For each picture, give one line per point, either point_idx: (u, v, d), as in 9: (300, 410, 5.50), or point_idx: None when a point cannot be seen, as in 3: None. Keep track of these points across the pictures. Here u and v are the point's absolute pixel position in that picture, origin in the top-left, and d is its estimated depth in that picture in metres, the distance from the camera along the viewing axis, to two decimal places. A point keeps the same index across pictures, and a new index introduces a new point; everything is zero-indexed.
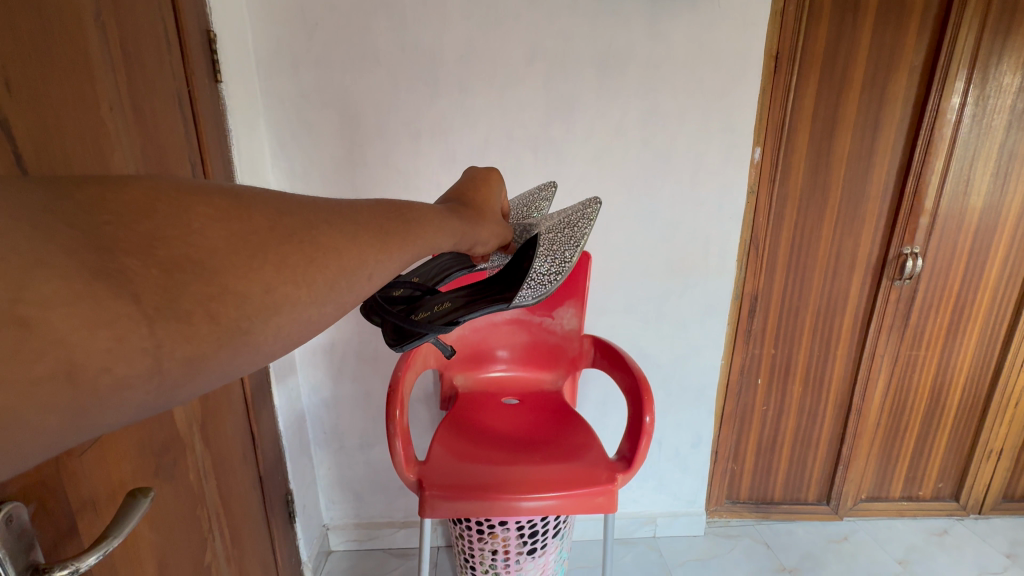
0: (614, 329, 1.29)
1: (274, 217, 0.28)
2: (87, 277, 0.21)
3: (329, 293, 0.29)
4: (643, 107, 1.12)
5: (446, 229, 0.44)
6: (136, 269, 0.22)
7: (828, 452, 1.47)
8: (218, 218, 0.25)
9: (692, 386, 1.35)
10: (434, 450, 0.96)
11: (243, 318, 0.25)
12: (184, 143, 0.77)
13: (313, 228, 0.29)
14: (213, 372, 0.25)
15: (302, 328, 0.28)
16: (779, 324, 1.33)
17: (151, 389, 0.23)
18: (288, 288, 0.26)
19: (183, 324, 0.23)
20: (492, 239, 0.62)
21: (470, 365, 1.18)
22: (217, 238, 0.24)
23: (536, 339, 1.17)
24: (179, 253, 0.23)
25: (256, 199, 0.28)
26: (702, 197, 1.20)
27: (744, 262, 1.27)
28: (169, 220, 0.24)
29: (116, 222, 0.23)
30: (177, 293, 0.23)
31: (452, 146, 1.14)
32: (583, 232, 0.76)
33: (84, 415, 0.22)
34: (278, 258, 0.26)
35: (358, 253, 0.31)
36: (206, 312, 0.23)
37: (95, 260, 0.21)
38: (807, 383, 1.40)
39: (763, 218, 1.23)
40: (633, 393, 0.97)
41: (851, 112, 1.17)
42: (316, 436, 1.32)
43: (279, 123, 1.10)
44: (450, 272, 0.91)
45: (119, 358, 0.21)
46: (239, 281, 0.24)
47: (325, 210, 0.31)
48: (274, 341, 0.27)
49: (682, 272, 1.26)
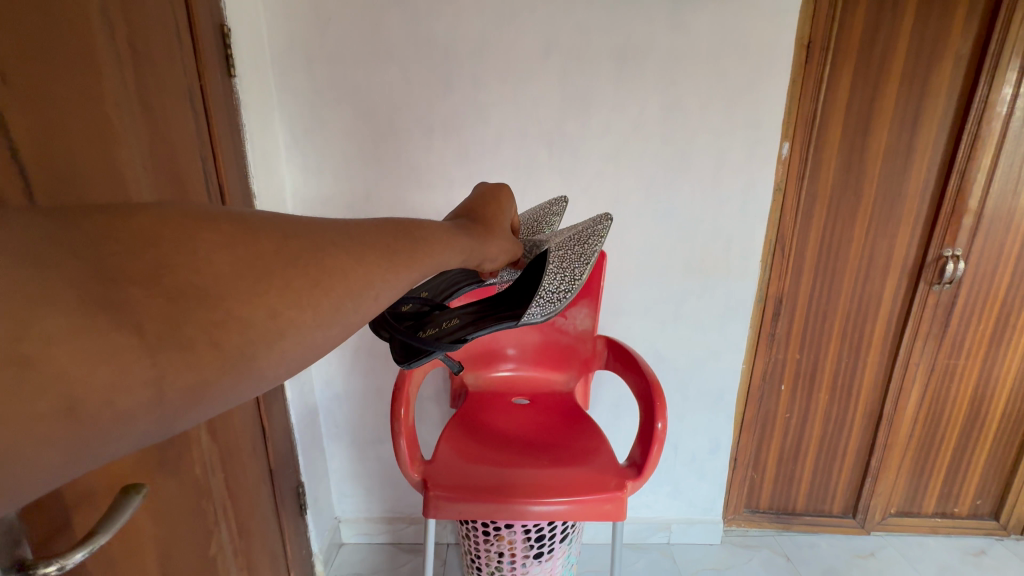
0: (629, 330, 1.26)
1: (281, 241, 0.27)
2: (88, 309, 0.20)
3: (337, 315, 0.28)
4: (663, 101, 1.08)
5: (456, 246, 0.45)
6: (140, 298, 0.21)
7: (855, 464, 1.40)
8: (224, 244, 0.24)
9: (711, 391, 1.30)
10: (441, 447, 0.96)
11: (248, 345, 0.23)
12: (195, 138, 0.77)
13: (322, 250, 0.28)
14: (217, 402, 0.24)
15: (310, 352, 0.27)
16: (805, 329, 1.28)
17: (150, 421, 0.22)
18: (298, 313, 0.25)
19: (186, 354, 0.22)
20: (502, 254, 0.63)
21: (478, 364, 1.15)
22: (223, 263, 0.24)
23: (548, 340, 1.14)
24: (183, 279, 0.22)
25: (265, 223, 0.28)
26: (725, 194, 1.15)
27: (769, 263, 1.21)
28: (181, 245, 0.23)
29: (120, 250, 0.22)
30: (180, 322, 0.22)
31: (465, 142, 1.12)
32: (594, 248, 0.77)
33: (80, 450, 0.21)
34: (282, 282, 0.25)
35: (365, 275, 0.30)
36: (210, 340, 0.22)
37: (98, 291, 0.21)
38: (834, 392, 1.33)
39: (790, 217, 1.17)
40: (646, 394, 0.93)
41: (888, 106, 1.10)
42: (328, 428, 1.33)
43: (294, 118, 1.10)
44: (459, 288, 0.90)
45: (119, 393, 0.20)
46: (244, 307, 0.23)
47: (333, 233, 0.30)
48: (281, 367, 0.26)
49: (702, 274, 1.21)
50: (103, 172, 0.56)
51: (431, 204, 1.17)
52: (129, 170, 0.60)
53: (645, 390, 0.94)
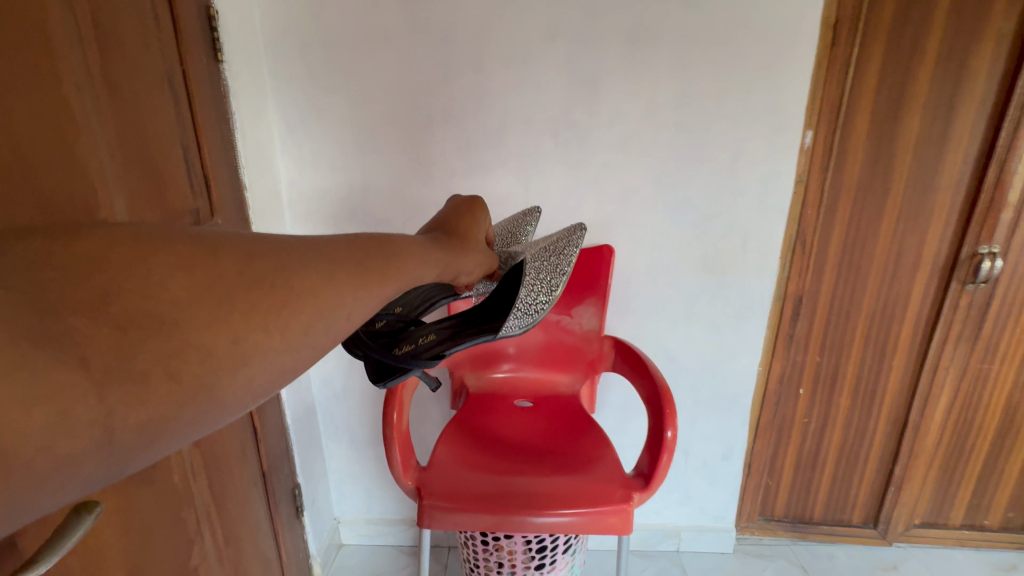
0: (639, 330, 1.20)
1: (242, 262, 0.27)
2: (27, 347, 0.19)
3: (302, 337, 0.28)
4: (676, 87, 1.01)
5: (428, 258, 0.46)
6: (85, 329, 0.21)
7: (878, 472, 1.32)
8: (179, 269, 0.24)
9: (725, 395, 1.24)
10: (439, 450, 0.92)
11: (207, 373, 0.23)
12: (175, 126, 0.73)
13: (288, 269, 0.28)
14: (175, 434, 0.24)
15: (276, 376, 0.27)
16: (826, 330, 1.21)
17: (100, 461, 0.21)
18: (260, 338, 0.25)
19: (138, 387, 0.21)
20: (477, 266, 0.63)
21: (479, 365, 1.10)
22: (179, 289, 0.23)
23: (553, 339, 1.09)
24: (135, 308, 0.22)
25: (224, 247, 0.27)
26: (742, 186, 1.08)
27: (789, 259, 1.14)
28: (136, 275, 0.23)
29: (63, 281, 0.21)
30: (131, 353, 0.21)
31: (466, 132, 1.06)
32: (567, 261, 0.84)
33: (25, 495, 0.20)
34: (242, 305, 0.25)
35: (331, 291, 0.30)
36: (165, 371, 0.22)
37: (38, 325, 0.20)
38: (856, 396, 1.26)
39: (812, 211, 1.10)
40: (654, 399, 0.87)
41: (922, 91, 1.02)
42: (327, 428, 1.29)
43: (288, 107, 1.06)
44: (434, 301, 0.88)
45: (66, 432, 0.20)
46: (200, 335, 0.23)
47: (298, 251, 0.30)
48: (243, 393, 0.25)
49: (717, 271, 1.14)
50: (59, 160, 0.52)
51: (431, 196, 1.12)
52: (91, 159, 0.56)
53: (655, 394, 0.88)
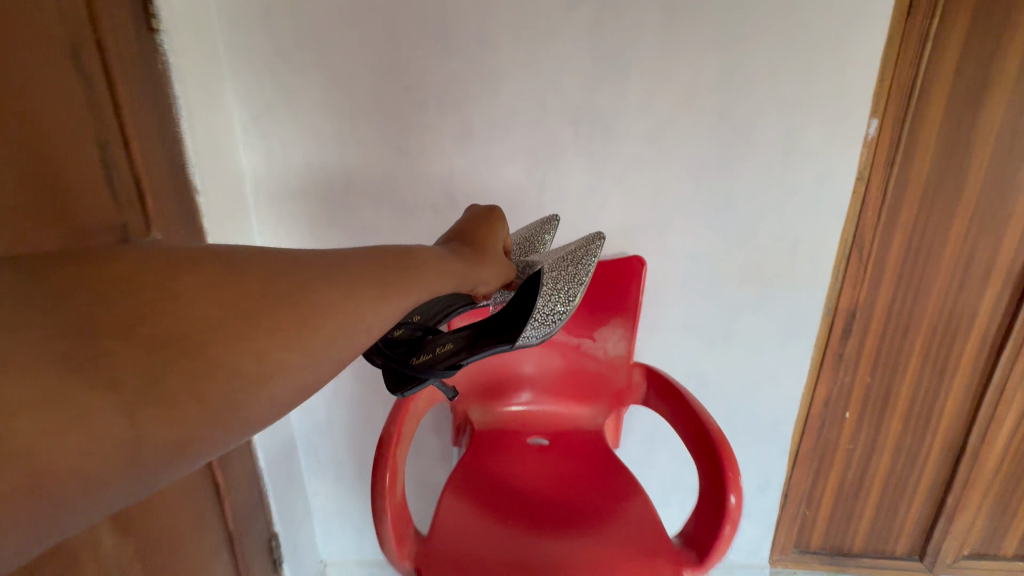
0: (668, 350, 1.04)
1: (265, 287, 0.35)
2: (64, 374, 0.25)
3: (326, 349, 0.36)
4: (721, 66, 0.84)
5: (448, 272, 0.51)
6: (121, 351, 0.27)
7: (927, 500, 1.19)
8: (208, 291, 0.32)
9: (763, 420, 1.09)
10: (445, 500, 0.78)
11: (233, 390, 0.31)
12: (83, 115, 0.59)
13: (307, 290, 0.37)
14: (195, 453, 0.30)
15: (294, 388, 0.35)
16: (880, 348, 1.06)
17: (131, 478, 0.27)
18: (279, 351, 0.33)
19: (172, 400, 0.28)
20: (495, 277, 0.62)
21: (486, 396, 0.94)
22: (206, 311, 0.31)
23: (572, 367, 0.93)
24: (170, 331, 0.29)
25: (244, 268, 0.35)
26: (794, 185, 0.91)
27: (842, 269, 0.98)
28: (173, 298, 0.30)
29: (104, 306, 0.28)
30: (160, 378, 0.28)
31: (468, 121, 0.89)
32: (590, 266, 0.70)
33: (63, 510, 0.25)
34: (267, 323, 0.33)
35: (347, 306, 0.38)
36: (193, 394, 0.29)
37: (80, 348, 0.26)
38: (908, 420, 1.12)
39: (872, 214, 0.95)
40: (709, 453, 0.70)
41: (1011, 71, 0.86)
42: (309, 463, 1.12)
43: (251, 90, 0.87)
44: (454, 310, 0.74)
45: (93, 453, 0.26)
46: (227, 353, 0.31)
47: (314, 273, 0.39)
48: (263, 407, 0.33)
49: (761, 283, 0.98)
50: None
51: (426, 198, 0.94)
52: None
53: (709, 447, 0.71)
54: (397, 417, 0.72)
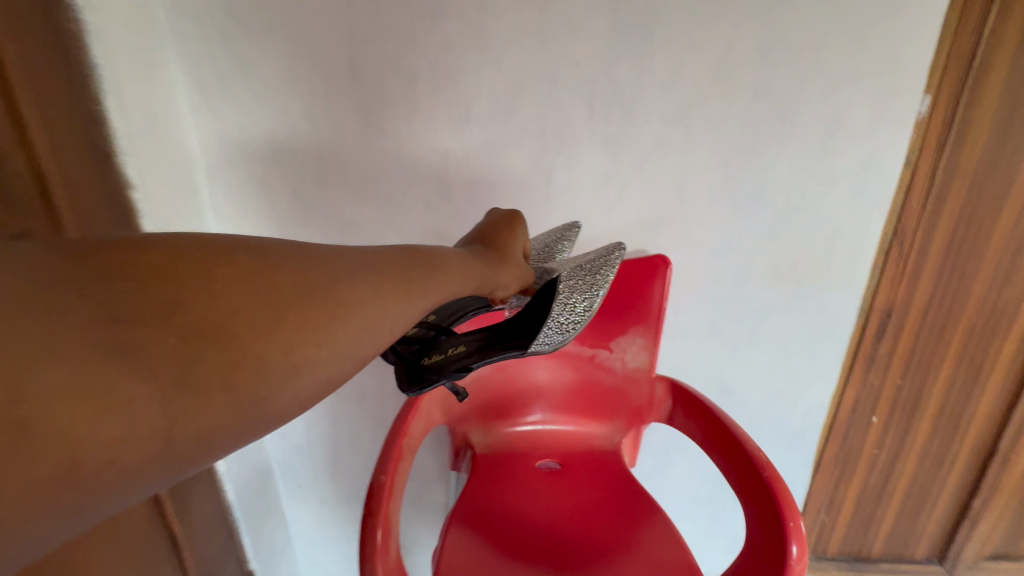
0: (688, 356, 0.94)
1: (294, 278, 0.34)
2: (100, 357, 0.26)
3: (349, 347, 0.36)
4: (761, 33, 0.72)
5: (468, 273, 0.49)
6: (153, 338, 0.27)
7: (950, 504, 1.14)
8: (238, 279, 0.32)
9: (788, 428, 1.00)
10: (449, 534, 0.68)
11: (257, 382, 0.31)
12: None
13: (335, 284, 0.36)
14: (223, 444, 0.30)
15: (318, 383, 0.34)
16: (914, 349, 0.97)
17: (159, 471, 0.27)
18: (303, 346, 0.33)
19: (202, 392, 0.28)
20: (516, 282, 0.58)
21: (488, 414, 0.83)
22: (233, 300, 0.31)
23: (586, 380, 0.83)
24: (198, 319, 0.29)
25: (274, 258, 0.35)
26: (835, 172, 0.81)
27: (882, 265, 0.89)
28: (203, 285, 0.30)
29: (135, 291, 0.28)
30: (191, 366, 0.28)
31: (464, 98, 0.75)
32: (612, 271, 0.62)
33: (92, 497, 0.25)
34: (292, 316, 0.33)
35: (373, 302, 0.38)
36: (221, 379, 0.29)
37: (109, 334, 0.26)
38: (937, 423, 1.05)
39: (917, 204, 0.85)
40: (759, 490, 0.60)
41: None
42: (287, 488, 1.00)
43: (199, 59, 0.72)
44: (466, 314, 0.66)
45: (124, 442, 0.26)
46: (255, 344, 0.31)
47: (341, 267, 0.38)
48: (284, 401, 0.33)
49: (793, 282, 0.88)
50: None
51: (416, 190, 0.81)
52: None
53: (758, 483, 0.61)
54: (392, 449, 0.61)
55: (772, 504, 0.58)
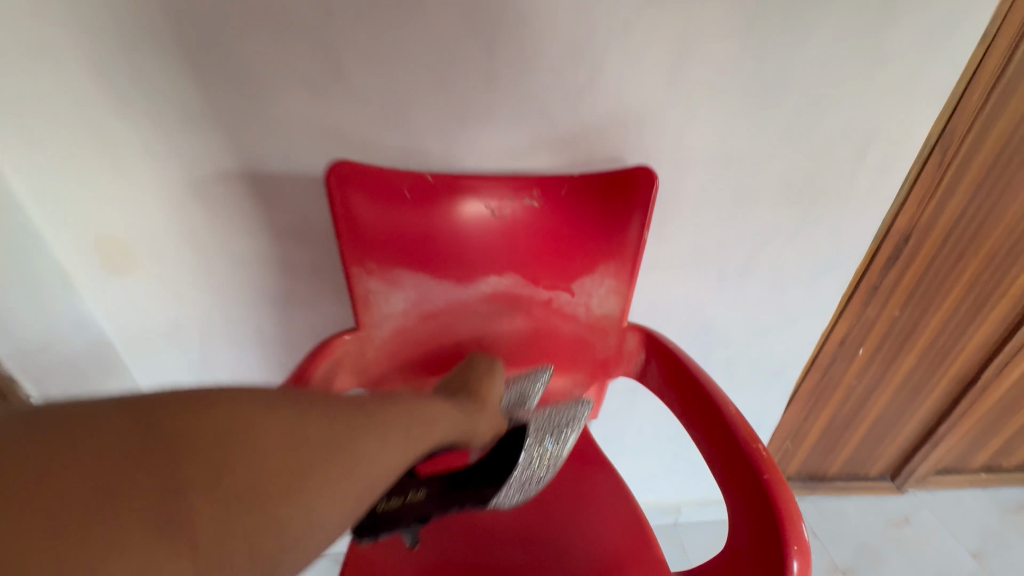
0: (668, 294, 0.77)
1: (324, 428, 0.36)
2: (151, 532, 0.26)
3: (362, 498, 0.36)
4: None
5: (460, 420, 0.50)
6: (197, 501, 0.28)
7: (916, 429, 1.11)
8: (277, 434, 0.33)
9: (770, 366, 0.89)
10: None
11: (282, 539, 0.31)
12: None
13: (358, 434, 0.38)
14: None
15: (332, 531, 0.34)
16: (923, 278, 0.84)
17: None
18: (322, 498, 0.33)
19: (227, 564, 0.28)
20: (494, 429, 0.57)
21: (419, 369, 0.66)
22: (273, 455, 0.32)
23: (542, 329, 0.66)
24: (240, 484, 0.30)
25: (303, 410, 0.36)
26: (886, 49, 0.58)
27: (915, 179, 0.70)
28: (234, 441, 0.31)
29: (187, 453, 0.30)
30: (230, 531, 0.29)
31: None
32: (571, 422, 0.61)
33: None
34: (319, 471, 0.34)
35: (385, 449, 0.39)
36: (254, 545, 0.30)
37: (160, 507, 0.27)
38: (926, 355, 0.96)
39: (981, 97, 0.64)
40: (754, 488, 0.47)
41: None
42: None
43: None
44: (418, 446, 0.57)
45: None
46: (285, 502, 0.32)
47: (358, 414, 0.39)
48: (301, 554, 0.32)
49: (804, 201, 0.69)
50: None
51: (294, 66, 0.54)
52: None
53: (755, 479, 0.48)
54: None
55: (770, 510, 0.45)
